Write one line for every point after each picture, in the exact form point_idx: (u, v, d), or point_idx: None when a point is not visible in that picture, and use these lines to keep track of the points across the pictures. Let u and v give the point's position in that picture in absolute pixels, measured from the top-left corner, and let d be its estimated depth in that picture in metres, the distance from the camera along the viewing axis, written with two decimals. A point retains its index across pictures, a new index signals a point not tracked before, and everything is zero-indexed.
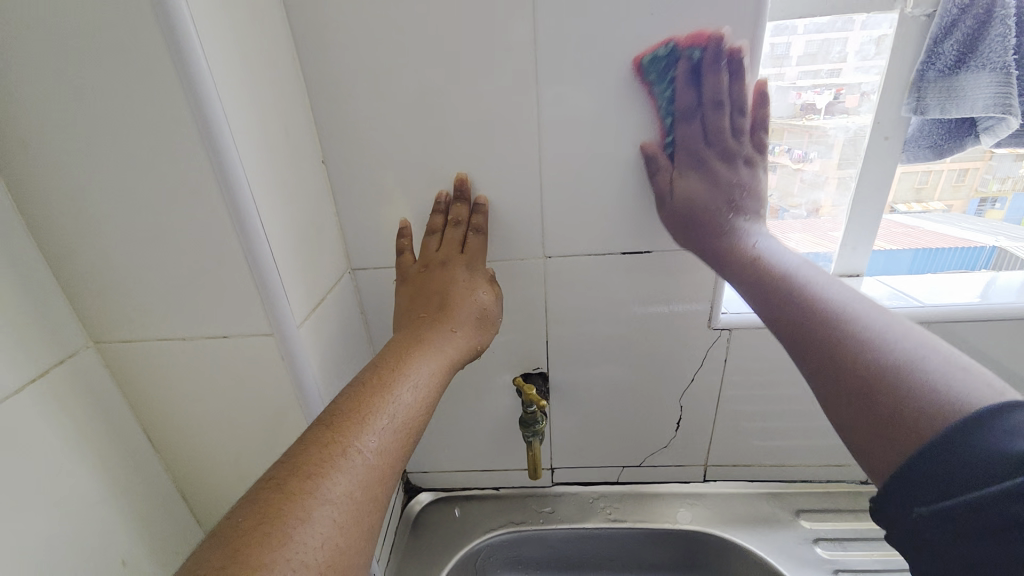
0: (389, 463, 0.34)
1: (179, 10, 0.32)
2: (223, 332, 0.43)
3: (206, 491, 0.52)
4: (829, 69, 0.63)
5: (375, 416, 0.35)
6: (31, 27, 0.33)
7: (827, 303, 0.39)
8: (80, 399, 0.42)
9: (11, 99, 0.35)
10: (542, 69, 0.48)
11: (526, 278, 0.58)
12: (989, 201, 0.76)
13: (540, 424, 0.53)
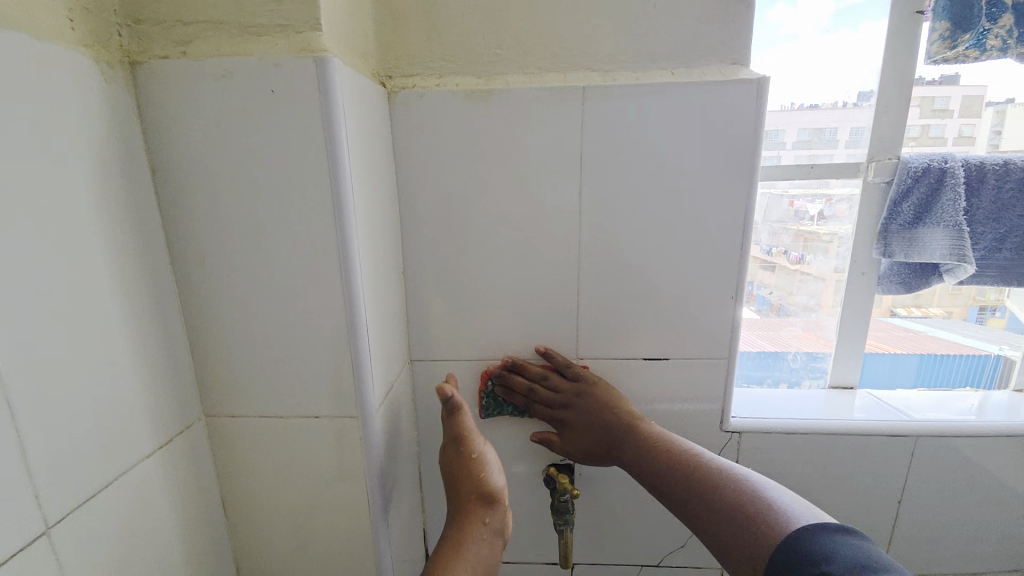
0: None
1: (343, 178, 0.44)
2: (314, 413, 0.52)
3: (260, 556, 0.57)
4: (819, 184, 0.75)
5: None
6: (227, 179, 0.45)
7: (663, 463, 0.57)
8: (185, 465, 0.49)
9: (198, 226, 0.46)
10: (588, 214, 0.61)
11: None
12: (989, 309, 0.86)
13: (571, 513, 0.59)
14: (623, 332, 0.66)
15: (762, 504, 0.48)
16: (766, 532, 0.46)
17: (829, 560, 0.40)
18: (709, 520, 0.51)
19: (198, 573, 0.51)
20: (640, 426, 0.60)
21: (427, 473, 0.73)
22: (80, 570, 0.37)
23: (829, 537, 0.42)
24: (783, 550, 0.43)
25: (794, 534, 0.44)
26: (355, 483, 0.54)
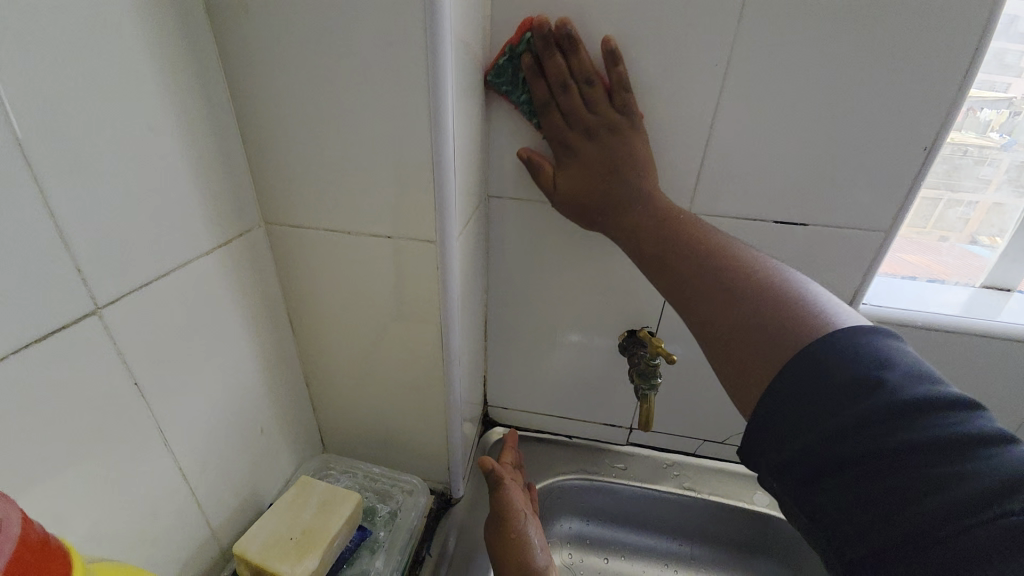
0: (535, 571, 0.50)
1: None
2: (387, 233, 0.44)
3: (329, 379, 0.56)
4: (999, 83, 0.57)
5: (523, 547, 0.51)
6: None
7: (724, 260, 0.39)
8: (251, 272, 0.45)
9: None
10: (748, 8, 0.45)
11: None
12: None
13: (658, 379, 0.53)
14: (598, 214, 0.51)
15: (812, 310, 0.33)
16: (870, 382, 0.28)
17: (946, 448, 0.25)
18: (766, 354, 0.32)
19: (272, 383, 0.50)
20: (678, 217, 0.45)
21: (493, 326, 0.69)
22: (147, 357, 0.34)
23: (939, 416, 0.26)
24: (813, 356, 0.30)
25: (831, 332, 0.31)
26: (427, 319, 0.49)
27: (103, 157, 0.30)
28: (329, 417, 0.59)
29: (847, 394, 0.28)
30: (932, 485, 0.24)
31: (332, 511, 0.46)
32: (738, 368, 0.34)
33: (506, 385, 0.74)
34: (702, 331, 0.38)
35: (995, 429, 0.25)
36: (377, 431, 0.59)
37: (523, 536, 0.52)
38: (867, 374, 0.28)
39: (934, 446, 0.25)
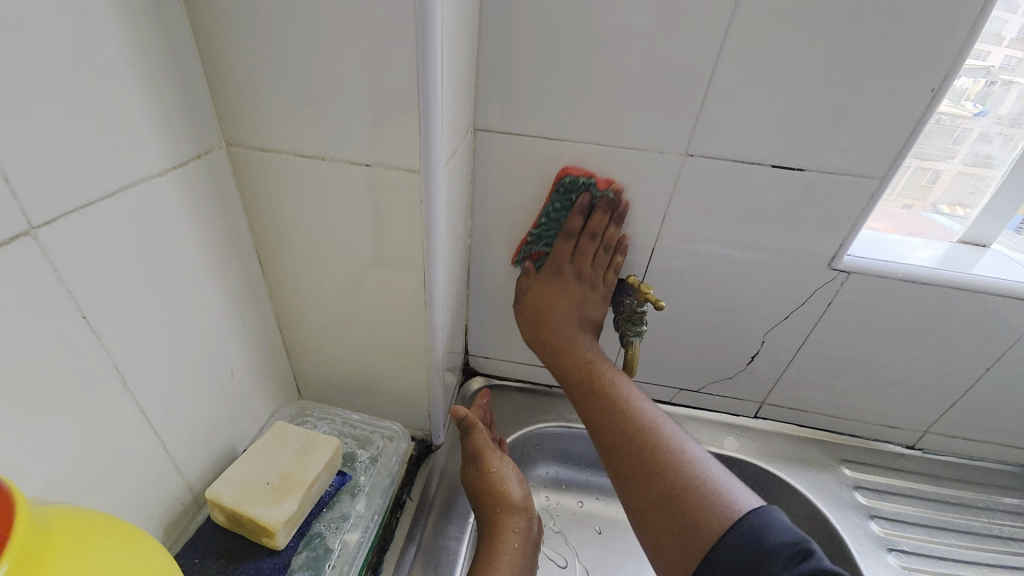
0: (504, 506, 0.50)
1: None
2: (366, 161, 0.40)
3: (304, 323, 0.53)
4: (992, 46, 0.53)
5: (495, 484, 0.51)
6: None
7: (645, 432, 0.50)
8: (212, 200, 0.40)
9: None
10: None
11: (656, 178, 0.55)
12: None
13: (643, 327, 0.52)
14: (549, 341, 0.62)
15: (705, 477, 0.46)
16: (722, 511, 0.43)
17: (789, 559, 0.38)
18: (657, 479, 0.47)
19: (241, 325, 0.47)
20: (591, 373, 0.57)
21: (476, 273, 0.66)
22: (94, 287, 0.30)
23: (756, 525, 0.41)
24: (735, 545, 0.40)
25: (735, 523, 0.41)
26: (410, 260, 0.46)
27: (22, 45, 0.25)
28: (305, 363, 0.57)
29: (703, 519, 0.43)
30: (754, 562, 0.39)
31: (310, 456, 0.44)
32: (634, 474, 0.48)
33: (488, 334, 0.72)
34: (610, 455, 0.52)
35: (805, 547, 0.39)
36: (357, 378, 0.57)
37: (496, 475, 0.52)
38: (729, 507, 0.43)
39: (756, 527, 0.41)
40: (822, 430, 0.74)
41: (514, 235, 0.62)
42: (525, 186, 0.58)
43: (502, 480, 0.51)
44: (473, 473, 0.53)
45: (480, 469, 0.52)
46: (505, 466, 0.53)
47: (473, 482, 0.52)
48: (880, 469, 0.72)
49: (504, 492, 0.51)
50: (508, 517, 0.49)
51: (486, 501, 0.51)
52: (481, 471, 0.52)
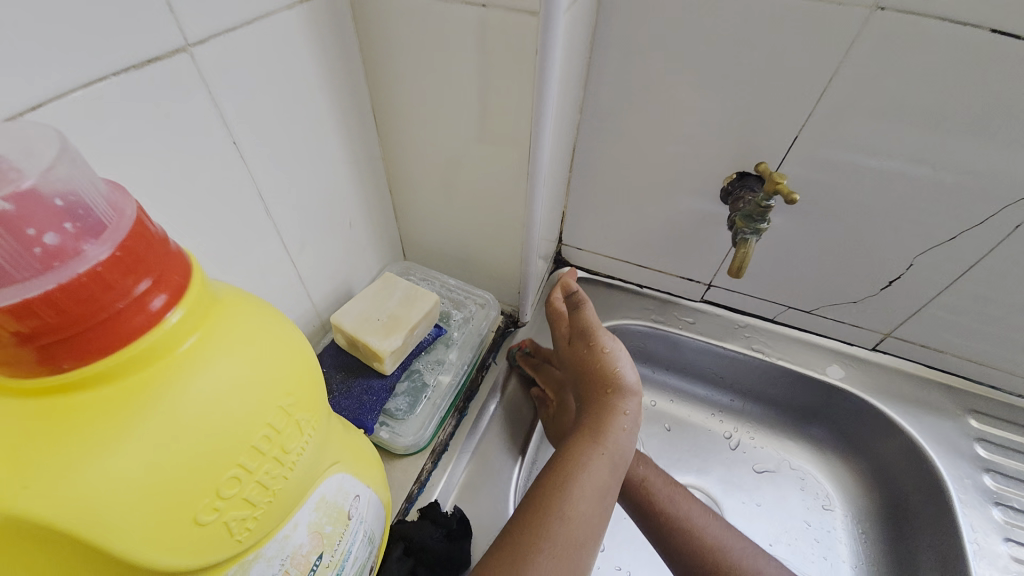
0: (614, 387, 0.50)
1: None
2: (483, 2, 0.37)
3: (411, 187, 0.56)
4: None
5: (604, 363, 0.50)
6: None
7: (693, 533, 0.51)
8: (333, 44, 0.40)
9: None
10: None
11: (823, 41, 0.44)
12: None
13: (764, 225, 0.46)
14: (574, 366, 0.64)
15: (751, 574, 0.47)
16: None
17: None
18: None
19: (357, 181, 0.50)
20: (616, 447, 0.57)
21: (580, 155, 0.62)
22: (240, 118, 0.33)
23: None
24: None
25: None
26: (516, 125, 0.44)
27: None
28: (411, 226, 0.61)
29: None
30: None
31: (414, 304, 0.49)
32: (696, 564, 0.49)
33: (584, 224, 0.70)
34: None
35: None
36: (456, 247, 0.60)
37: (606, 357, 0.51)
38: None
39: None
40: (955, 376, 0.65)
41: (628, 113, 0.55)
42: (651, 51, 0.50)
43: (608, 366, 0.50)
44: (577, 356, 0.53)
45: (582, 352, 0.53)
46: (609, 357, 0.51)
47: (577, 361, 0.53)
48: (1017, 427, 0.62)
49: (612, 381, 0.49)
50: (620, 398, 0.49)
51: (595, 385, 0.51)
52: (588, 354, 0.52)
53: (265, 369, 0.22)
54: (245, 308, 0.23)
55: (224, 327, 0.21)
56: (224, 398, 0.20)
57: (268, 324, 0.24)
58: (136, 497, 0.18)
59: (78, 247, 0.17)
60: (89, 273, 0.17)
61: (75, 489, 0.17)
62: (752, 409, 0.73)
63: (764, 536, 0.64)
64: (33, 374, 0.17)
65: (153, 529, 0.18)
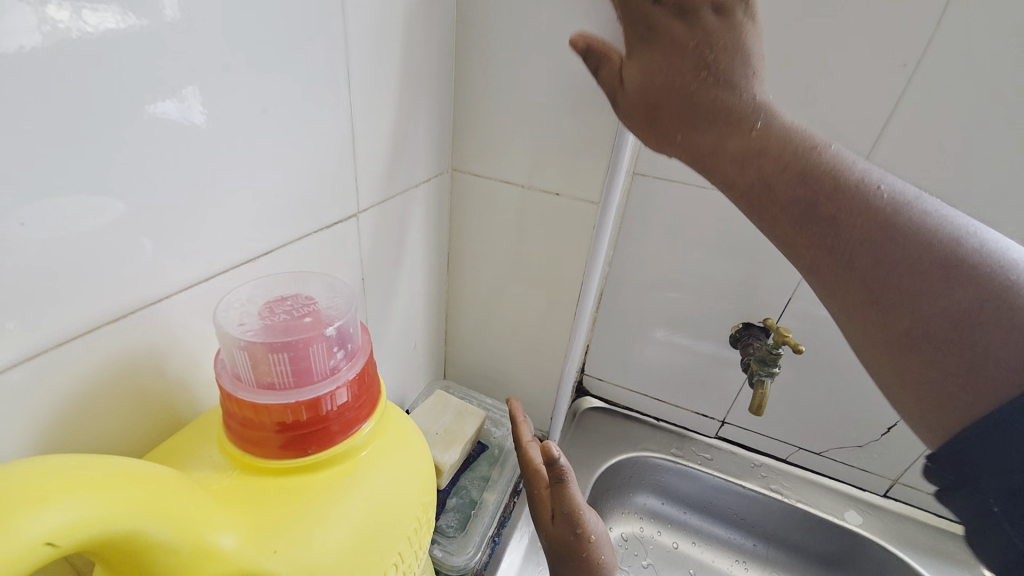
0: (585, 547, 0.44)
1: None
2: (556, 191, 0.50)
3: (466, 317, 0.64)
4: None
5: (580, 513, 0.44)
6: None
7: None
8: (434, 210, 0.52)
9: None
10: None
11: None
12: None
13: (776, 369, 0.55)
14: None
15: None
16: (965, 291, 0.23)
17: None
18: (857, 233, 0.26)
19: (427, 309, 0.58)
20: None
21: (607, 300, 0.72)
22: (371, 260, 0.43)
23: None
24: None
25: None
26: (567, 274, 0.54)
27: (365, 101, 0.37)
28: (458, 349, 0.67)
29: (957, 347, 0.24)
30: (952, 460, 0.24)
31: (466, 418, 0.53)
32: None
33: (608, 359, 0.78)
34: None
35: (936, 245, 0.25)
36: (496, 372, 0.66)
37: (565, 481, 0.44)
38: (976, 264, 0.24)
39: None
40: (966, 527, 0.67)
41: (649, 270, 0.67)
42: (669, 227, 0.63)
43: (574, 523, 0.44)
44: (568, 537, 0.44)
45: (584, 544, 0.44)
46: (591, 519, 0.45)
47: (571, 548, 0.44)
48: None
49: (577, 521, 0.44)
50: (591, 550, 0.44)
51: (586, 550, 0.44)
52: (550, 516, 0.45)
53: (416, 468, 0.26)
54: (399, 415, 0.28)
55: (392, 429, 0.26)
56: (341, 562, 0.21)
57: (413, 428, 0.28)
58: (337, 565, 0.21)
59: (343, 366, 0.22)
60: (352, 383, 0.22)
61: (306, 553, 0.20)
62: (776, 556, 0.72)
63: None
64: (277, 456, 0.21)
65: None
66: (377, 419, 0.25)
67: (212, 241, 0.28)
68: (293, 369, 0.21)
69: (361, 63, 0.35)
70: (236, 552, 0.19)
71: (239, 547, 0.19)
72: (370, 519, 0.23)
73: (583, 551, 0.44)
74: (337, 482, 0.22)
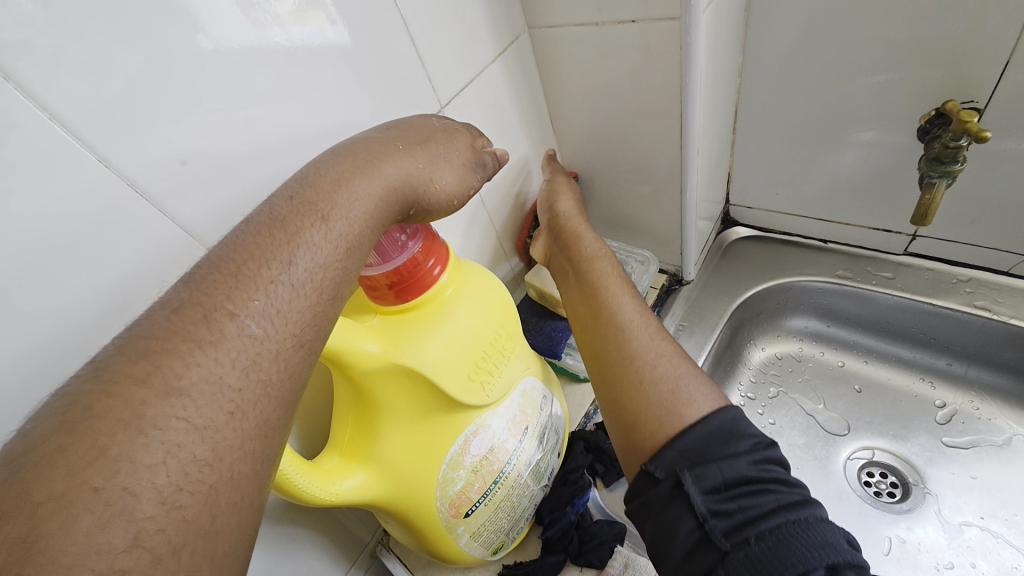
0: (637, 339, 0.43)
1: None
2: (633, 19, 0.47)
3: (582, 169, 0.68)
4: None
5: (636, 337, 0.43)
6: None
7: None
8: (521, 75, 0.56)
9: None
10: None
11: None
12: None
13: (957, 166, 0.44)
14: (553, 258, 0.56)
15: None
16: (672, 389, 0.39)
17: None
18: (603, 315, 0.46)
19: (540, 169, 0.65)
20: None
21: (745, 113, 0.66)
22: None
23: None
24: None
25: None
26: (666, 100, 0.52)
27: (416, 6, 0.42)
28: (582, 202, 0.73)
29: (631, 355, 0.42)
30: (644, 504, 0.36)
31: None
32: None
33: (755, 182, 0.72)
34: None
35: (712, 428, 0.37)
36: (620, 216, 0.71)
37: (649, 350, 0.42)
38: (673, 392, 0.39)
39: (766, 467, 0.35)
40: None
41: (790, 65, 0.58)
42: None
43: (242, 293, 0.25)
44: (171, 309, 0.24)
45: (224, 330, 0.24)
46: (189, 435, 0.21)
47: (162, 335, 0.23)
48: None
49: (309, 222, 0.29)
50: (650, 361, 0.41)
51: (196, 353, 0.23)
52: (356, 155, 0.33)
53: (483, 304, 0.40)
54: (470, 267, 0.41)
55: (468, 279, 0.40)
56: (443, 361, 0.36)
57: (486, 274, 0.42)
58: (432, 367, 0.35)
59: (410, 242, 0.37)
60: (410, 254, 0.36)
61: (416, 353, 0.35)
62: (975, 374, 0.65)
63: (973, 509, 0.59)
64: (393, 303, 0.37)
65: (448, 383, 0.36)
66: (455, 269, 0.39)
67: (303, 165, 0.39)
68: (380, 253, 0.36)
69: None
70: (377, 353, 0.34)
71: (377, 351, 0.34)
72: (451, 336, 0.37)
73: (137, 328, 0.23)
74: (433, 314, 0.37)
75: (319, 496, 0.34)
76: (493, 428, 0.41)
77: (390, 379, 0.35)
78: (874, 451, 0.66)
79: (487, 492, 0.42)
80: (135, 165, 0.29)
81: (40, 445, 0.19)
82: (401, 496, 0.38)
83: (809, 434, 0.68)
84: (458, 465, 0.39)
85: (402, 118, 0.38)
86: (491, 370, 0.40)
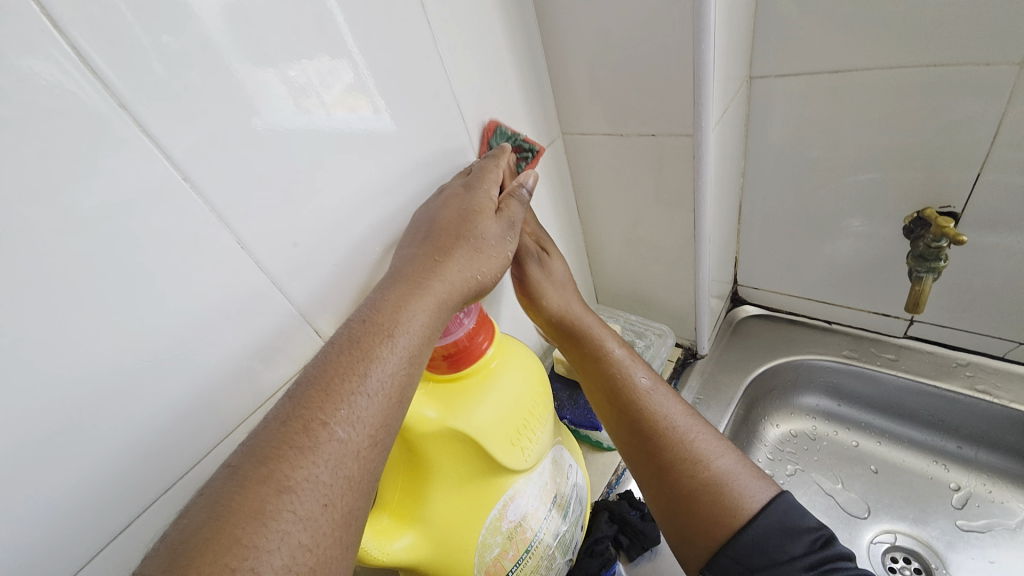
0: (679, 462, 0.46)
1: None
2: (653, 132, 0.56)
3: (603, 250, 0.75)
4: None
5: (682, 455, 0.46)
6: None
7: None
8: (554, 171, 0.65)
9: None
10: None
11: (963, 101, 0.52)
12: None
13: (940, 263, 0.50)
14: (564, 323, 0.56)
15: None
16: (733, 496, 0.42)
17: None
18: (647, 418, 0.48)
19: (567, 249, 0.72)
20: None
21: (749, 206, 0.74)
22: None
23: None
24: None
25: None
26: (680, 196, 0.60)
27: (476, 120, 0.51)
28: (603, 278, 0.79)
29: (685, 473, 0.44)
30: None
31: None
32: None
33: (761, 265, 0.79)
34: None
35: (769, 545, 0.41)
36: (638, 293, 0.77)
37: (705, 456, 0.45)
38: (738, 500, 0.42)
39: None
40: None
41: (787, 170, 0.67)
42: None
43: (331, 405, 0.30)
44: (278, 421, 0.29)
45: (319, 437, 0.28)
46: (296, 525, 0.26)
47: (274, 444, 0.28)
48: None
49: (378, 340, 0.33)
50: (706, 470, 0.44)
51: (299, 458, 0.27)
52: (409, 279, 0.38)
53: (523, 377, 0.44)
54: (508, 343, 0.46)
55: (509, 352, 0.45)
56: (493, 426, 0.40)
57: (521, 348, 0.46)
58: (484, 431, 0.39)
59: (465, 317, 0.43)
60: (468, 327, 0.42)
61: (467, 418, 0.39)
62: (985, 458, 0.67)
63: None
64: (447, 372, 0.41)
65: (496, 447, 0.40)
66: (499, 344, 0.44)
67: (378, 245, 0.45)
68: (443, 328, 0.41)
69: (466, 105, 0.49)
70: (434, 418, 0.38)
71: (435, 415, 0.38)
72: (498, 404, 0.41)
73: (254, 440, 0.28)
74: (481, 383, 0.41)
75: (373, 556, 0.36)
76: (527, 494, 0.44)
77: (445, 443, 0.39)
78: (896, 535, 0.66)
79: (520, 560, 0.43)
80: (273, 258, 0.35)
81: (193, 536, 0.24)
82: (444, 561, 0.39)
83: (830, 515, 0.68)
84: (496, 530, 0.41)
85: (432, 218, 0.43)
86: (529, 437, 0.43)
